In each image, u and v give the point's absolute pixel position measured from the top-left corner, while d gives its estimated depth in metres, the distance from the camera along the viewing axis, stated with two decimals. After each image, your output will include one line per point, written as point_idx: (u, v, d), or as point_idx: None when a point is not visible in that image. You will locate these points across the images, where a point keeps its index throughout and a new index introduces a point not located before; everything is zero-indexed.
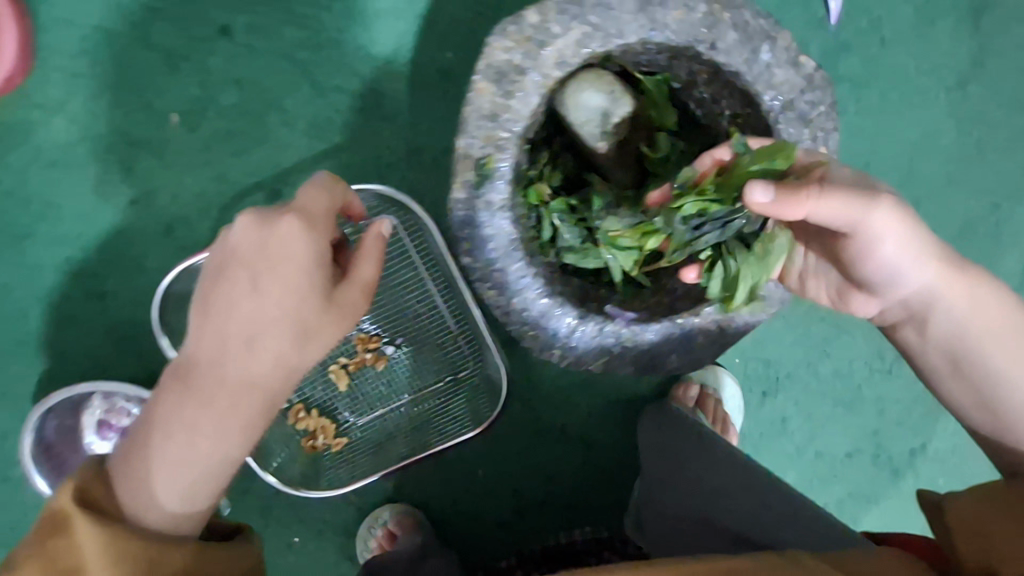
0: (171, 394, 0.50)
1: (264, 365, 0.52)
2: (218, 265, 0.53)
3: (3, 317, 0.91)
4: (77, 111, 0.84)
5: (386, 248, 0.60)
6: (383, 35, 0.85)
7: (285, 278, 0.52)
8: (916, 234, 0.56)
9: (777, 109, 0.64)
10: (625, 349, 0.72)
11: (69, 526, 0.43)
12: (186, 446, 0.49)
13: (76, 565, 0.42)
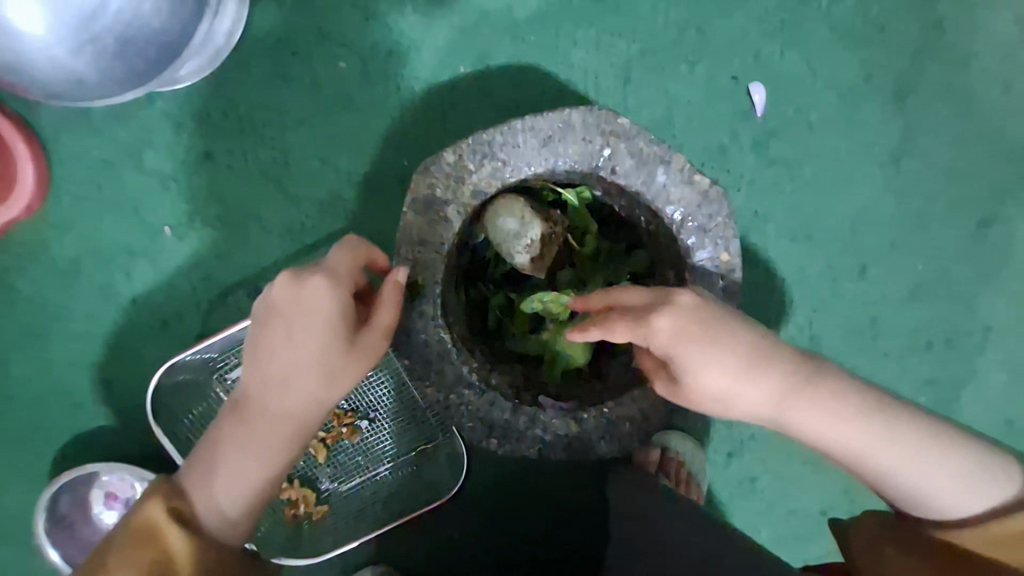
0: (233, 421, 0.68)
1: (298, 401, 0.68)
2: (264, 318, 0.68)
3: (21, 405, 1.03)
4: (85, 228, 0.97)
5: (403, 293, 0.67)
6: (346, 149, 0.95)
7: (311, 334, 0.67)
8: (742, 363, 0.64)
9: (678, 221, 0.72)
10: (557, 437, 0.77)
11: (159, 533, 0.63)
12: (245, 461, 0.68)
13: (168, 557, 0.63)
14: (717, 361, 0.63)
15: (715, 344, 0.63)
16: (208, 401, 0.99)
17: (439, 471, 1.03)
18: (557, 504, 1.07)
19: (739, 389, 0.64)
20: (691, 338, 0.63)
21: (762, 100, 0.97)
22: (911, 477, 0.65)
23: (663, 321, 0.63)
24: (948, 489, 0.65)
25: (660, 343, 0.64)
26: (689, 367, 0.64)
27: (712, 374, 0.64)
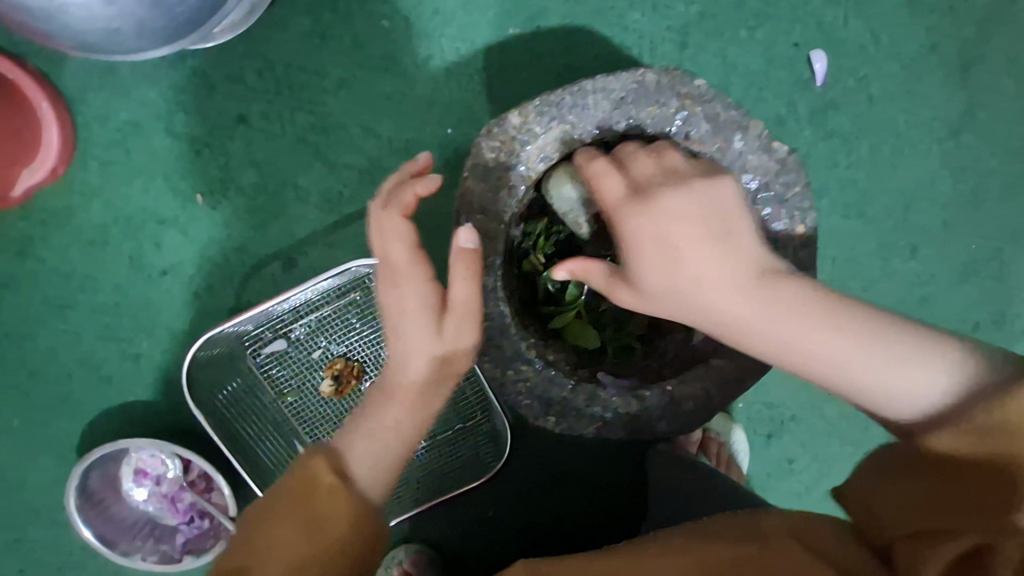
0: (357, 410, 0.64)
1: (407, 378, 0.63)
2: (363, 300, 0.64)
3: (51, 377, 1.01)
4: (111, 195, 0.92)
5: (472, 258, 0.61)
6: (385, 115, 0.90)
7: (419, 306, 0.62)
8: (716, 228, 0.57)
9: (753, 191, 0.68)
10: (617, 415, 0.74)
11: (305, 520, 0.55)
12: (370, 445, 0.61)
13: (319, 542, 0.54)
14: (692, 218, 0.58)
15: (693, 221, 0.58)
16: (243, 376, 0.99)
17: (479, 452, 1.00)
18: (593, 482, 1.05)
19: (711, 277, 0.57)
20: (680, 208, 0.58)
21: (822, 70, 0.91)
22: (834, 367, 0.53)
23: (632, 211, 0.60)
24: (889, 386, 0.52)
25: (629, 224, 0.59)
26: (675, 247, 0.57)
27: (692, 262, 0.57)
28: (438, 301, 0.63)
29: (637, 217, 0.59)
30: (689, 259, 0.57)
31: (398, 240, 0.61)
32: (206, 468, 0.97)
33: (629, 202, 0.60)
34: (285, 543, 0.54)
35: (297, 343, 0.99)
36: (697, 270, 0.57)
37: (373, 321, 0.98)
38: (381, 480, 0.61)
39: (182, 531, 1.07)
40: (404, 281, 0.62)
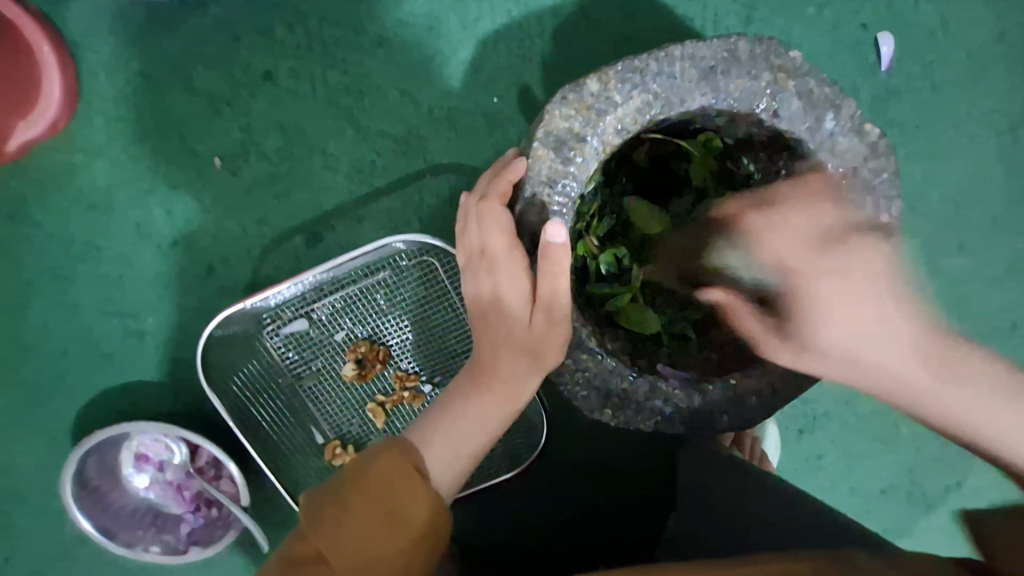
0: (465, 380, 0.71)
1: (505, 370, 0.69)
2: (473, 277, 0.68)
3: (43, 354, 0.93)
4: (118, 155, 0.85)
5: (568, 261, 0.60)
6: (425, 80, 0.85)
7: (516, 298, 0.65)
8: (856, 275, 0.58)
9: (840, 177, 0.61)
10: (677, 409, 0.69)
11: (371, 490, 0.57)
12: (459, 421, 0.68)
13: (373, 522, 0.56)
14: (843, 284, 0.59)
15: (843, 279, 0.59)
16: (259, 359, 0.92)
17: (514, 440, 0.96)
18: (628, 477, 0.99)
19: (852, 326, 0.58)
20: (808, 258, 0.61)
21: (889, 53, 0.88)
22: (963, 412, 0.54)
23: (812, 277, 0.60)
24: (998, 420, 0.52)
25: (803, 287, 0.61)
26: (813, 301, 0.60)
27: (827, 312, 0.59)
28: (529, 294, 0.65)
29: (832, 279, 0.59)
30: (817, 324, 0.59)
31: (497, 228, 0.63)
32: (216, 452, 0.89)
33: (765, 220, 0.65)
34: (363, 529, 0.55)
35: (319, 324, 0.92)
36: (829, 331, 0.59)
37: (402, 302, 0.91)
38: (456, 467, 0.66)
39: (187, 521, 1.00)
40: (501, 270, 0.65)
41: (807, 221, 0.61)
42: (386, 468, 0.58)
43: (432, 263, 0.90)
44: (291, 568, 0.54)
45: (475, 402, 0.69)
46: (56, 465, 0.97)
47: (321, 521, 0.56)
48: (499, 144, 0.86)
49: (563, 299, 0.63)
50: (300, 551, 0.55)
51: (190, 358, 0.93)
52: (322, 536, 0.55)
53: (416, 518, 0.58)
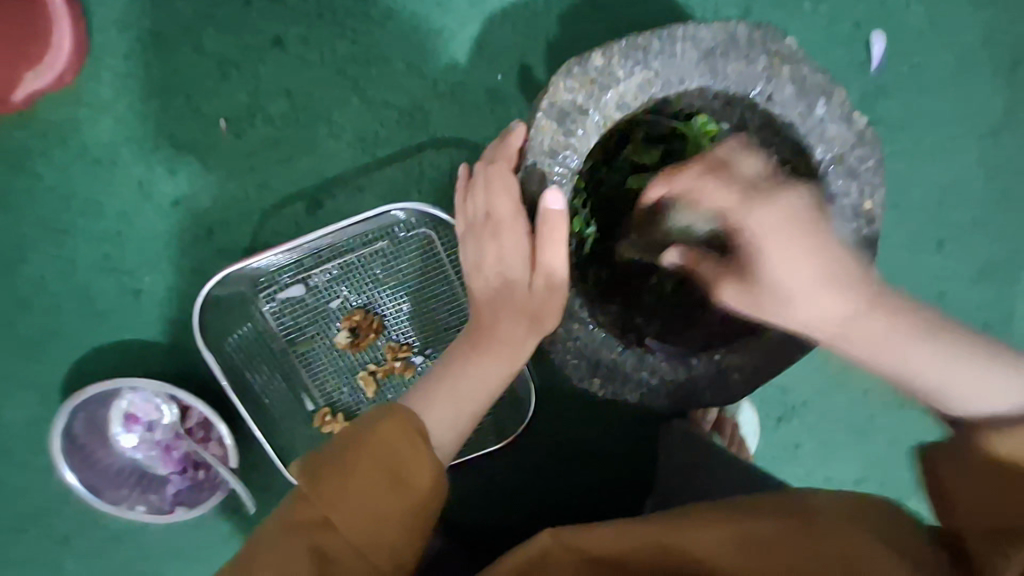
0: (462, 345, 0.69)
1: (504, 332, 0.68)
2: (475, 240, 0.69)
3: (37, 308, 0.93)
4: (123, 111, 0.87)
5: (566, 226, 0.62)
6: (431, 54, 0.87)
7: (519, 257, 0.67)
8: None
9: (827, 162, 0.63)
10: (662, 382, 0.72)
11: (367, 447, 0.56)
12: (458, 381, 0.65)
13: (367, 481, 0.54)
14: (791, 230, 0.57)
15: (800, 236, 0.57)
16: (253, 323, 0.93)
17: (502, 415, 0.98)
18: (606, 454, 1.02)
19: (815, 282, 0.57)
20: (769, 221, 0.57)
21: (880, 53, 0.91)
22: (936, 381, 0.55)
23: (757, 213, 0.58)
24: (968, 388, 0.54)
25: (750, 226, 0.58)
26: (768, 255, 0.58)
27: (785, 270, 0.57)
28: (530, 256, 0.66)
29: (770, 215, 0.57)
30: (773, 262, 0.58)
31: (503, 191, 0.66)
32: (206, 414, 0.90)
33: (744, 209, 0.58)
34: (365, 491, 0.54)
35: (315, 291, 0.93)
36: (790, 274, 0.57)
37: (398, 273, 0.93)
38: (455, 432, 0.63)
39: (173, 482, 1.00)
40: (504, 233, 0.67)
41: (742, 176, 0.60)
42: (385, 423, 0.57)
43: (429, 236, 0.91)
44: (293, 530, 0.53)
45: (473, 366, 0.67)
46: (45, 421, 0.97)
47: (316, 478, 0.54)
48: (502, 121, 0.88)
49: (559, 263, 0.64)
50: (302, 514, 0.54)
51: (185, 320, 0.94)
52: (325, 498, 0.54)
53: (417, 481, 0.56)
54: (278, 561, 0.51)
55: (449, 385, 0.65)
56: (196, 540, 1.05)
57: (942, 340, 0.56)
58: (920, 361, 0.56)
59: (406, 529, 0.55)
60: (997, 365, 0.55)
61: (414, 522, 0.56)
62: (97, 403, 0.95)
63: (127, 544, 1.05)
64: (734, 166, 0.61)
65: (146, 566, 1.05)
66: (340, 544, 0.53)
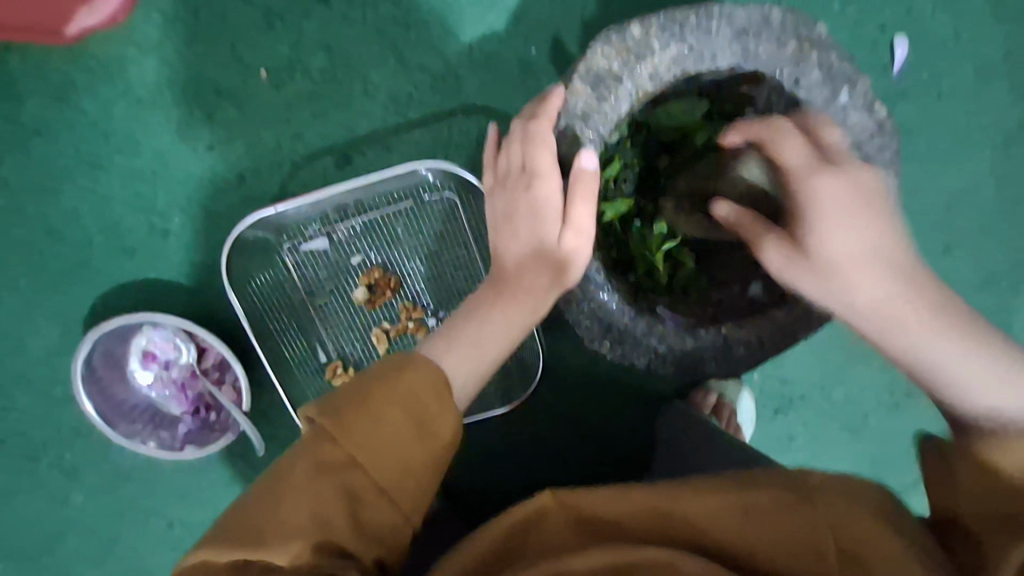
0: (488, 292, 0.72)
1: (529, 280, 0.71)
2: (511, 192, 0.72)
3: (68, 239, 0.96)
4: (169, 55, 0.91)
5: (597, 186, 0.67)
6: (468, 21, 0.90)
7: (549, 212, 0.70)
8: (871, 206, 0.60)
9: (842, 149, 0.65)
10: (670, 350, 0.74)
11: (392, 394, 0.58)
12: (478, 327, 0.68)
13: (390, 430, 0.57)
14: (861, 246, 0.59)
15: (863, 215, 0.60)
16: (275, 271, 0.96)
17: (509, 381, 1.02)
18: (601, 432, 1.05)
19: (863, 258, 0.59)
20: (842, 188, 0.60)
21: (903, 55, 0.94)
22: (942, 357, 0.56)
23: (823, 177, 0.61)
24: (987, 385, 0.54)
25: (815, 186, 0.61)
26: (825, 215, 0.60)
27: (847, 240, 0.59)
28: (560, 212, 0.70)
29: (832, 186, 0.60)
30: (822, 230, 0.60)
31: (545, 146, 0.69)
32: (223, 354, 0.93)
33: (811, 169, 0.61)
34: (391, 437, 0.57)
35: (337, 245, 0.96)
36: (837, 241, 0.60)
37: (419, 235, 0.95)
38: (477, 374, 0.66)
39: (184, 422, 1.03)
40: (538, 185, 0.69)
41: (818, 146, 0.62)
42: (417, 366, 0.60)
43: (453, 201, 0.94)
44: (321, 469, 0.56)
45: (497, 311, 0.70)
46: (66, 352, 1.00)
47: (342, 419, 0.57)
48: (532, 93, 0.91)
49: (589, 222, 0.69)
50: (329, 454, 0.56)
51: (208, 263, 0.97)
52: (352, 438, 0.56)
53: (441, 431, 0.59)
54: (308, 499, 0.55)
55: (470, 332, 0.68)
56: (199, 483, 1.07)
57: (975, 349, 0.55)
58: (935, 353, 0.56)
59: (427, 476, 0.59)
60: (1008, 358, 0.55)
61: (435, 468, 0.59)
62: (117, 336, 0.98)
63: (131, 482, 1.07)
64: (821, 134, 0.63)
65: (148, 505, 1.07)
66: (366, 484, 0.56)
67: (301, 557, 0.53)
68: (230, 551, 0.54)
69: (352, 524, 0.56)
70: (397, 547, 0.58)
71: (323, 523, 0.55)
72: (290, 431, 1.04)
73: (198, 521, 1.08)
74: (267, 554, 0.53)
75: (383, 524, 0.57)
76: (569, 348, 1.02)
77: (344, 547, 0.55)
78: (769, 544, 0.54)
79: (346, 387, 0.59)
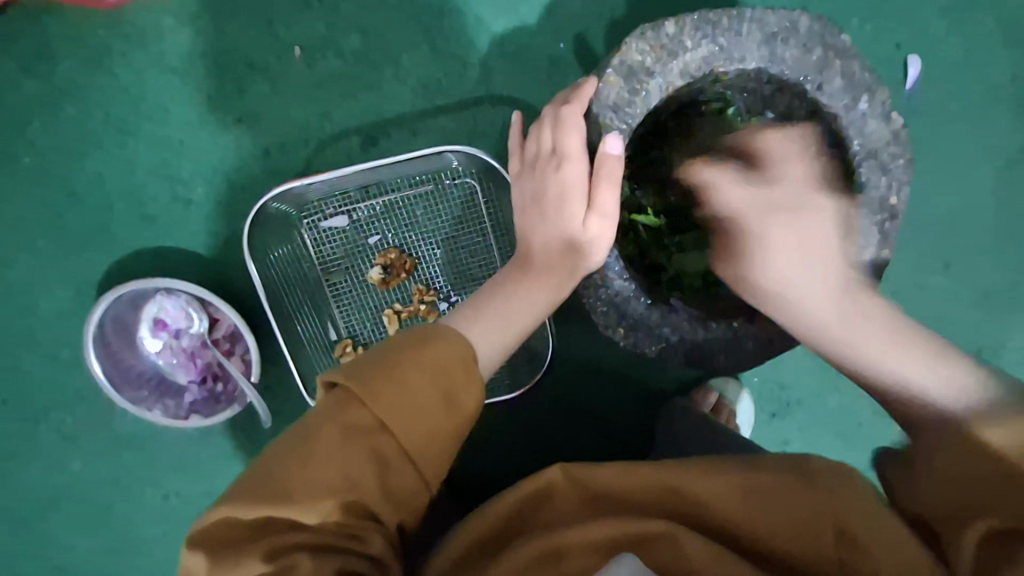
0: (513, 273, 0.74)
1: (555, 260, 0.73)
2: (539, 173, 0.74)
3: (89, 202, 0.97)
4: (205, 26, 0.93)
5: (620, 171, 0.70)
6: (500, 13, 0.93)
7: (577, 193, 0.72)
8: (847, 236, 0.69)
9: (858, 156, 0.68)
10: (681, 340, 0.76)
11: (414, 356, 0.59)
12: (502, 301, 0.70)
13: (412, 393, 0.58)
14: (815, 239, 0.70)
15: (786, 234, 0.72)
16: (294, 246, 0.97)
17: (516, 369, 1.04)
18: (600, 426, 1.07)
19: (795, 284, 0.70)
20: (812, 233, 0.71)
21: (915, 74, 0.98)
22: (878, 359, 0.63)
23: (771, 220, 0.74)
24: (914, 373, 0.60)
25: (757, 227, 0.75)
26: (768, 249, 0.73)
27: (783, 256, 0.72)
28: (587, 194, 0.72)
29: (782, 234, 0.73)
30: (767, 260, 0.72)
31: (575, 132, 0.71)
32: (238, 324, 0.93)
33: (758, 216, 0.75)
34: (417, 401, 0.58)
35: (357, 224, 0.97)
36: (784, 270, 0.71)
37: (437, 219, 0.97)
38: (502, 347, 0.67)
39: (190, 392, 1.03)
40: (567, 169, 0.72)
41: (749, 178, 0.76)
42: (439, 340, 0.61)
43: (473, 187, 0.96)
44: (349, 432, 0.57)
45: (524, 287, 0.72)
46: (78, 314, 1.00)
47: (368, 379, 0.58)
48: (558, 87, 0.93)
49: (612, 206, 0.72)
50: (359, 418, 0.57)
51: (228, 235, 0.98)
52: (379, 404, 0.58)
53: (466, 402, 0.61)
54: (336, 460, 0.56)
55: (493, 307, 0.70)
56: (200, 454, 1.07)
57: (909, 354, 0.61)
58: (904, 368, 0.61)
59: (449, 446, 0.61)
60: (942, 360, 0.60)
61: (455, 439, 0.61)
62: (131, 302, 0.98)
63: (131, 451, 1.07)
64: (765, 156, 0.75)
65: (147, 475, 1.07)
66: (393, 449, 0.58)
67: (330, 516, 0.56)
68: (257, 508, 0.55)
69: (379, 485, 0.57)
70: (416, 513, 0.60)
71: (351, 485, 0.56)
72: (296, 407, 1.04)
73: (195, 495, 1.08)
74: (298, 513, 0.55)
75: (406, 492, 0.59)
76: (576, 339, 1.04)
77: (370, 511, 0.57)
78: (777, 524, 0.55)
79: (374, 350, 0.61)
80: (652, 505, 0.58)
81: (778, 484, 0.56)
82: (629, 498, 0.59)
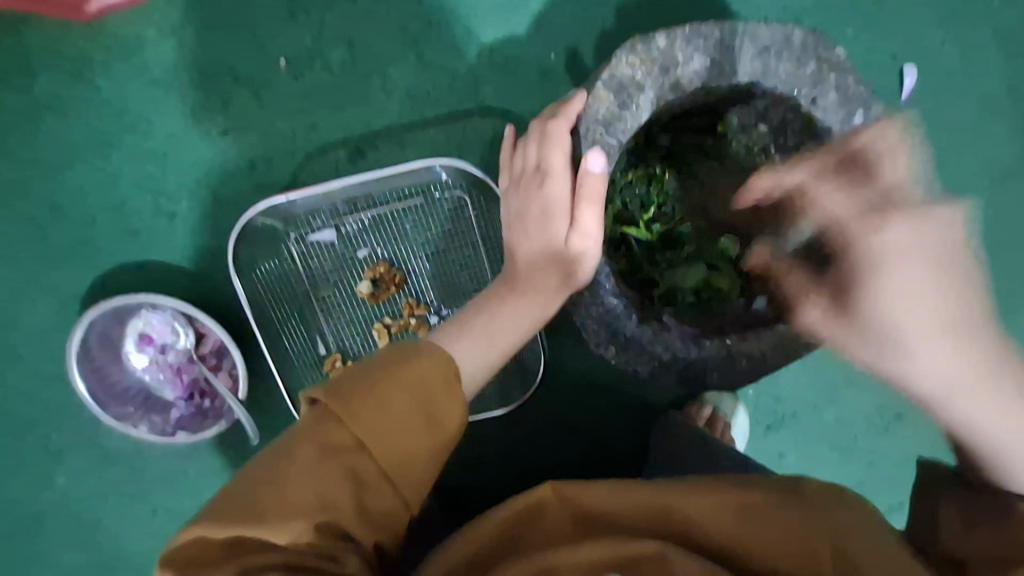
0: (499, 288, 0.73)
1: (539, 276, 0.72)
2: (524, 190, 0.74)
3: (72, 216, 0.95)
4: (189, 38, 0.91)
5: (603, 188, 0.68)
6: (489, 24, 0.91)
7: (560, 207, 0.71)
8: (955, 260, 0.52)
9: None
10: (673, 358, 0.74)
11: (396, 372, 0.58)
12: (487, 317, 0.69)
13: (393, 410, 0.57)
14: (922, 248, 0.52)
15: (916, 261, 0.52)
16: (281, 259, 0.95)
17: (508, 384, 1.03)
18: (593, 441, 1.05)
19: (931, 330, 0.50)
20: (900, 240, 0.53)
21: (911, 84, 0.96)
22: (991, 425, 0.49)
23: (885, 230, 0.54)
24: (1009, 425, 0.48)
25: (877, 243, 0.54)
26: (884, 279, 0.53)
27: (903, 301, 0.52)
28: (569, 208, 0.71)
29: (896, 234, 0.53)
30: (876, 288, 0.54)
31: (560, 149, 0.70)
32: (224, 340, 0.92)
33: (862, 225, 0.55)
34: (398, 418, 0.57)
35: (344, 237, 0.95)
36: (900, 311, 0.52)
37: (426, 232, 0.95)
38: (487, 366, 0.66)
39: (177, 407, 1.01)
40: (551, 184, 0.71)
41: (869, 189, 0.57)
42: (422, 356, 0.60)
43: (463, 200, 0.94)
44: (327, 452, 0.55)
45: (509, 303, 0.71)
46: (62, 330, 0.99)
47: (347, 394, 0.57)
48: (549, 99, 0.92)
49: (592, 226, 0.70)
50: (337, 436, 0.56)
51: (214, 249, 0.96)
52: (359, 421, 0.56)
53: (449, 421, 0.59)
54: (312, 480, 0.54)
55: (478, 322, 0.68)
56: (187, 471, 1.05)
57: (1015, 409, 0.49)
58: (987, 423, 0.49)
59: (430, 466, 0.59)
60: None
61: (437, 460, 0.59)
62: (115, 317, 0.96)
63: (117, 467, 1.05)
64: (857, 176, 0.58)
65: (133, 492, 1.06)
66: (372, 468, 0.56)
67: (303, 538, 0.53)
68: (230, 527, 0.53)
69: (356, 506, 0.55)
70: (395, 535, 0.59)
71: (328, 506, 0.54)
72: (285, 423, 1.03)
73: (182, 512, 1.06)
74: (270, 534, 0.53)
75: (384, 513, 0.57)
76: (569, 353, 1.03)
77: (346, 532, 0.55)
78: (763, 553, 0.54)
79: (358, 365, 0.60)
80: (643, 522, 0.56)
81: (770, 512, 0.54)
82: (617, 517, 0.57)
